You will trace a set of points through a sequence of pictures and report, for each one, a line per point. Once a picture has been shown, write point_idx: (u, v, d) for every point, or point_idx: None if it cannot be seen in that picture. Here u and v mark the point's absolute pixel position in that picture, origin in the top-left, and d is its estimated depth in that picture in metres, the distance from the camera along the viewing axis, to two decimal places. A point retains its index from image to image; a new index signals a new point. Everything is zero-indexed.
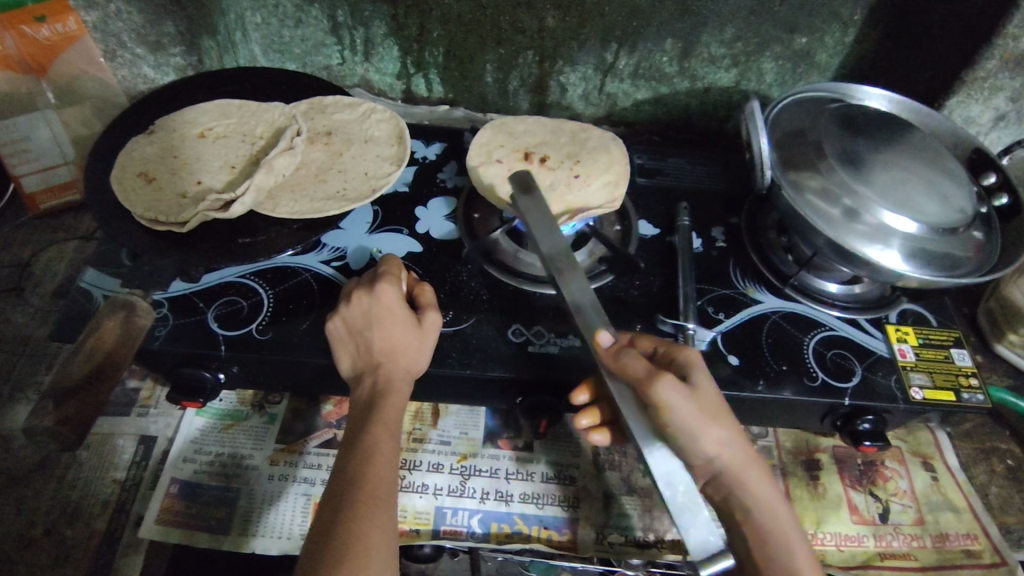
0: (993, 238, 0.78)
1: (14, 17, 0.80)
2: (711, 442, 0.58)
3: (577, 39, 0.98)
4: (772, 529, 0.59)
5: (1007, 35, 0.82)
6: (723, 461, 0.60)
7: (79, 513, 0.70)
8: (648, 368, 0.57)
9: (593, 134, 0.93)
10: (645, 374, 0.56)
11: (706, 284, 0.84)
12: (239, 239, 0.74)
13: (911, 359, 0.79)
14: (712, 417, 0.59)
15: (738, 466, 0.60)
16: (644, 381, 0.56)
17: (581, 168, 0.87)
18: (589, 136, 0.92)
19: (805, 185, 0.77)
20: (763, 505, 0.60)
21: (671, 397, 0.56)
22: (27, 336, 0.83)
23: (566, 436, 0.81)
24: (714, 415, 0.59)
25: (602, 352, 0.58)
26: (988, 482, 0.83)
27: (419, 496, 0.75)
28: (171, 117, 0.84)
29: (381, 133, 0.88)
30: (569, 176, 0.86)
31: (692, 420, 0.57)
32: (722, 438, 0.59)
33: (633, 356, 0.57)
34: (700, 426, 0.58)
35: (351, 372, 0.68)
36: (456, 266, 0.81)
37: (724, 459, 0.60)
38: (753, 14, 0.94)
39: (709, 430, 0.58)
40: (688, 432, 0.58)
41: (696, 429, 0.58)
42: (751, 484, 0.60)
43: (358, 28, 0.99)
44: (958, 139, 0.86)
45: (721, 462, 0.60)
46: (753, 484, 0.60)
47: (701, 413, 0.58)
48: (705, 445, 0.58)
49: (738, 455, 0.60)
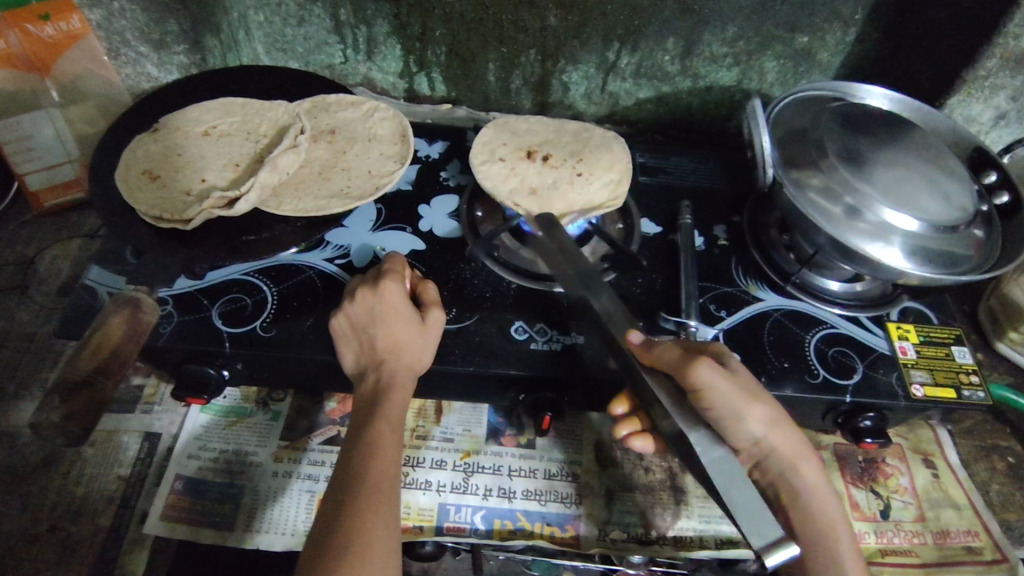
0: (994, 236, 0.78)
1: (19, 16, 0.80)
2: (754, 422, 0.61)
3: (579, 38, 0.99)
4: (813, 500, 0.63)
5: (1008, 34, 0.82)
6: (768, 440, 0.62)
7: (84, 509, 0.70)
8: (684, 356, 0.59)
9: (595, 134, 0.93)
10: (681, 363, 0.58)
11: (707, 282, 0.84)
12: (243, 237, 0.75)
13: (911, 356, 0.79)
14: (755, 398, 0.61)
15: (781, 444, 0.63)
16: (680, 370, 0.58)
17: (584, 167, 0.87)
18: (591, 136, 0.92)
19: (806, 183, 0.77)
20: (804, 479, 0.63)
21: (715, 382, 0.58)
22: (32, 334, 0.83)
23: (568, 433, 0.82)
24: (755, 397, 0.62)
25: (636, 349, 0.61)
26: (989, 479, 0.84)
27: (422, 493, 0.76)
28: (175, 115, 0.84)
29: (384, 131, 0.89)
30: (572, 174, 0.86)
31: (737, 403, 0.60)
32: (765, 418, 0.62)
33: (666, 346, 0.60)
34: (744, 408, 0.60)
35: (354, 369, 0.68)
36: (459, 264, 0.82)
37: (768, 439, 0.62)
38: (755, 13, 0.95)
39: (752, 411, 0.61)
40: (733, 414, 0.60)
41: (741, 411, 0.60)
42: (794, 460, 0.63)
43: (361, 26, 1.00)
44: (959, 137, 0.86)
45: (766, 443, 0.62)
46: (797, 461, 0.63)
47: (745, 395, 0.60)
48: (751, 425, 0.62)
49: (780, 434, 0.63)
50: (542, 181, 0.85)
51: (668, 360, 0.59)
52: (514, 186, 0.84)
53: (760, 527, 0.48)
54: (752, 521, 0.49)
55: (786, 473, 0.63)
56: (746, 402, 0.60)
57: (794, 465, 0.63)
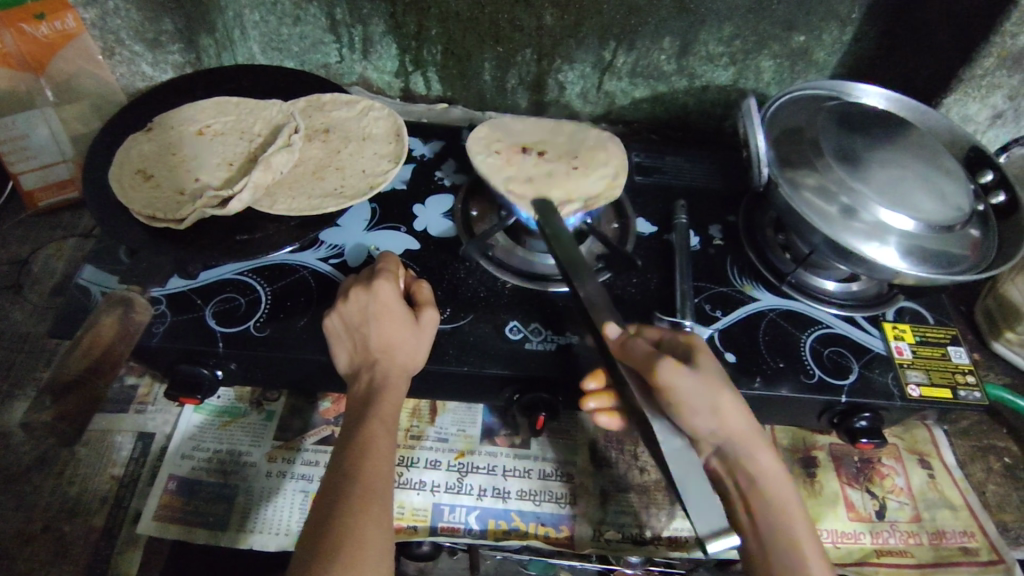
0: (990, 235, 0.78)
1: (14, 15, 0.80)
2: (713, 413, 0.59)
3: (575, 37, 0.98)
4: (774, 498, 0.59)
5: (1005, 33, 0.82)
6: (725, 432, 0.60)
7: (78, 509, 0.70)
8: (650, 351, 0.58)
9: (589, 131, 0.92)
10: (647, 357, 0.58)
11: (703, 282, 0.84)
12: (237, 236, 0.74)
13: (908, 356, 0.79)
14: (714, 390, 0.59)
15: (749, 445, 0.60)
16: (646, 364, 0.58)
17: (579, 163, 0.87)
18: (585, 134, 0.91)
19: (802, 183, 0.77)
20: (765, 474, 0.60)
21: (676, 377, 0.57)
22: (25, 333, 0.83)
23: (563, 433, 0.82)
24: (722, 398, 0.60)
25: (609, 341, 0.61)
26: (985, 480, 0.83)
27: (416, 493, 0.75)
28: (169, 115, 0.84)
29: (378, 130, 0.88)
30: (568, 170, 0.85)
31: (695, 395, 0.58)
32: (726, 409, 0.60)
33: (635, 341, 0.59)
34: (700, 399, 0.59)
35: (347, 368, 0.68)
36: (453, 264, 0.81)
37: (727, 431, 0.60)
38: (751, 12, 0.95)
39: (711, 403, 0.59)
40: (695, 410, 0.59)
41: (697, 402, 0.59)
42: (759, 459, 0.60)
43: (357, 26, 0.99)
44: (955, 137, 0.86)
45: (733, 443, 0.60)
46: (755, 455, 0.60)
47: (704, 388, 0.59)
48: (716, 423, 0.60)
49: (740, 427, 0.60)
50: (539, 176, 0.84)
51: (634, 353, 0.59)
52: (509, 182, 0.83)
53: (710, 518, 0.55)
54: (702, 509, 0.55)
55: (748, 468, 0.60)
56: (713, 402, 0.59)
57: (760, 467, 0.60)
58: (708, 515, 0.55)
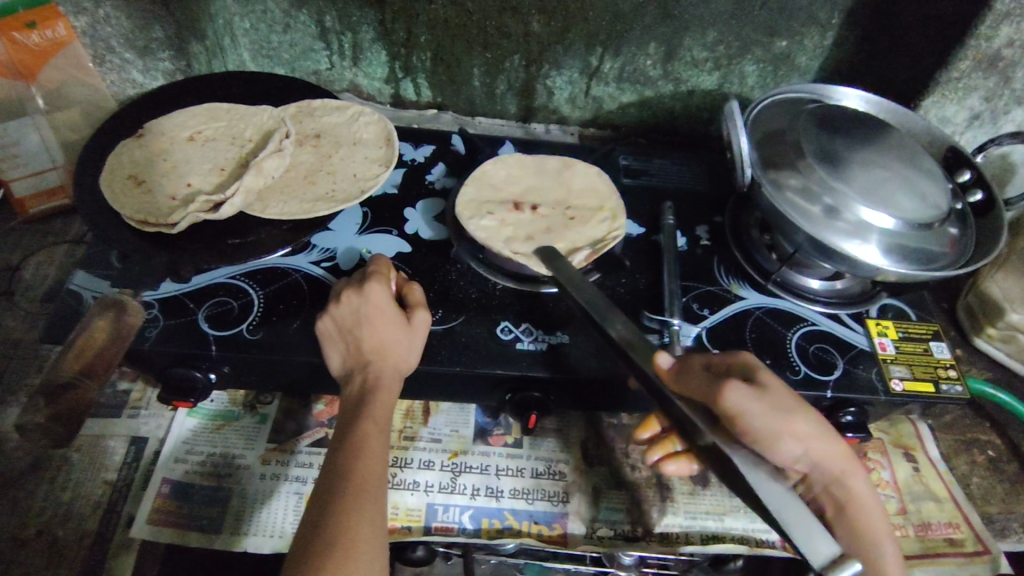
0: (968, 233, 0.80)
1: (6, 23, 0.81)
2: (794, 442, 0.60)
3: (562, 43, 1.00)
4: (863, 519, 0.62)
5: (979, 36, 0.85)
6: (809, 456, 0.61)
7: (71, 515, 0.70)
8: (716, 381, 0.58)
9: (578, 171, 0.92)
10: (713, 389, 0.58)
11: (690, 282, 0.85)
12: (228, 240, 0.77)
13: (891, 352, 0.80)
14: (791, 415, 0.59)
15: (829, 461, 0.62)
16: (715, 396, 0.58)
17: (574, 211, 0.86)
18: (575, 176, 0.91)
19: (785, 184, 0.79)
20: (853, 493, 0.63)
21: (745, 403, 0.57)
22: (17, 340, 0.83)
23: (555, 432, 0.82)
24: (798, 416, 0.60)
25: (664, 376, 0.58)
26: (969, 472, 0.85)
27: (410, 493, 0.76)
28: (161, 121, 0.84)
29: (369, 135, 0.89)
30: (564, 220, 0.85)
31: (772, 423, 0.58)
32: (808, 434, 0.60)
33: (692, 374, 0.59)
34: (781, 426, 0.58)
35: (340, 370, 0.68)
36: (445, 266, 0.82)
37: (809, 456, 0.61)
38: (734, 18, 0.97)
39: (792, 429, 0.59)
40: (772, 434, 0.58)
41: (777, 429, 0.58)
42: (840, 471, 0.63)
43: (347, 33, 1.01)
44: (933, 138, 0.88)
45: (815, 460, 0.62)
46: (840, 473, 0.62)
47: (781, 413, 0.58)
48: (790, 444, 0.60)
49: (825, 450, 0.61)
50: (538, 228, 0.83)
51: (696, 387, 0.59)
52: (510, 226, 0.83)
53: (818, 544, 0.46)
54: (810, 537, 0.47)
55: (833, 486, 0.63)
56: (788, 422, 0.59)
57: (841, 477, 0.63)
58: (818, 544, 0.46)
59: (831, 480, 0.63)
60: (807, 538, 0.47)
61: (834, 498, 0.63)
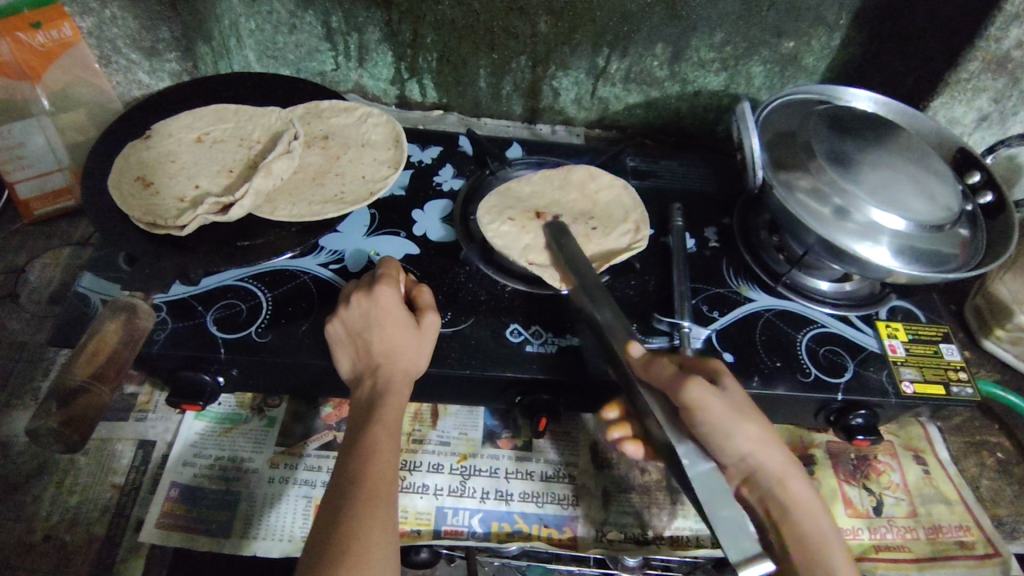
0: (978, 235, 0.80)
1: (12, 24, 0.81)
2: (745, 434, 0.59)
3: (569, 44, 1.00)
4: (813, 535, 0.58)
5: (990, 37, 0.84)
6: (756, 457, 0.60)
7: (79, 519, 0.69)
8: (678, 373, 0.58)
9: (602, 183, 0.89)
10: (673, 380, 0.58)
11: (699, 283, 0.85)
12: (238, 241, 0.75)
13: (901, 354, 0.80)
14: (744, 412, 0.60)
15: (777, 467, 0.60)
16: (674, 387, 0.58)
17: (597, 221, 0.85)
18: (600, 187, 0.89)
19: (795, 185, 0.79)
20: (797, 500, 0.59)
21: (702, 398, 0.57)
22: (23, 343, 0.83)
23: (564, 435, 0.82)
24: (748, 415, 0.60)
25: (636, 362, 0.61)
26: (979, 475, 0.85)
27: (419, 497, 0.76)
28: (168, 122, 0.84)
29: (378, 136, 0.89)
30: (587, 228, 0.84)
31: (725, 417, 0.58)
32: (753, 435, 0.59)
33: (659, 361, 0.59)
34: (731, 422, 0.58)
35: (350, 374, 0.68)
36: (453, 268, 0.82)
37: (757, 458, 0.60)
38: (742, 19, 0.97)
39: (740, 427, 0.58)
40: (722, 431, 0.58)
41: (727, 425, 0.58)
42: (785, 477, 0.60)
43: (353, 34, 1.00)
44: (943, 139, 0.88)
45: (763, 464, 0.60)
46: (786, 479, 0.60)
47: (733, 410, 0.59)
48: (735, 440, 0.59)
49: (770, 452, 0.60)
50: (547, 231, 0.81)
51: (660, 376, 0.58)
52: (528, 241, 0.82)
53: (742, 541, 0.50)
54: (731, 532, 0.51)
55: (778, 495, 0.59)
56: (736, 420, 0.58)
57: (785, 483, 0.60)
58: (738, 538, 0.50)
59: (777, 486, 0.60)
60: (731, 529, 0.51)
61: (781, 507, 0.59)
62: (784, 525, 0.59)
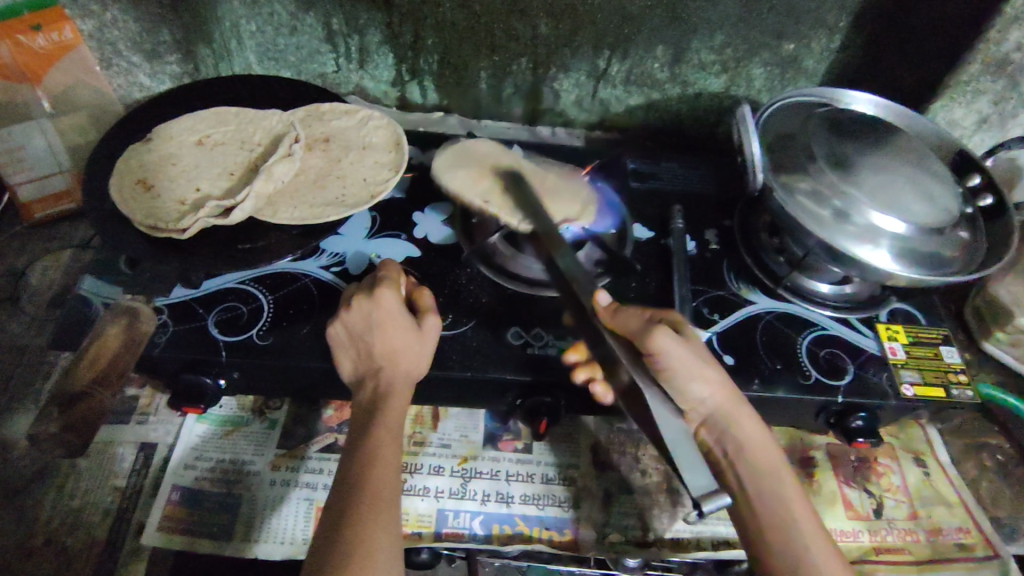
0: (979, 238, 0.80)
1: (11, 27, 0.80)
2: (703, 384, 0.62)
3: (569, 46, 1.00)
4: (769, 481, 0.61)
5: (990, 40, 0.85)
6: (711, 401, 0.63)
7: (80, 521, 0.70)
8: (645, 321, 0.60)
9: None
10: (642, 328, 0.59)
11: (700, 286, 0.85)
12: (239, 245, 0.74)
13: (901, 356, 0.80)
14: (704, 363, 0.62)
15: (731, 410, 0.63)
16: (642, 335, 0.59)
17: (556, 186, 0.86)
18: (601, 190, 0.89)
19: (796, 187, 0.79)
20: (751, 441, 0.62)
21: (667, 344, 0.59)
22: (24, 345, 0.83)
23: (565, 437, 0.82)
24: (704, 362, 0.62)
25: (602, 310, 0.62)
26: (979, 477, 0.85)
27: (420, 499, 0.76)
28: (169, 125, 0.84)
29: (379, 139, 0.89)
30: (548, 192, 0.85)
31: (688, 362, 0.60)
32: (711, 380, 0.62)
33: (628, 310, 0.61)
34: (692, 367, 0.61)
35: (352, 377, 0.68)
36: (454, 271, 0.82)
37: (713, 401, 0.63)
38: (741, 22, 0.97)
39: (698, 372, 0.61)
40: (682, 374, 0.61)
41: (689, 369, 0.61)
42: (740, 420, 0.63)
43: (354, 36, 1.00)
44: (943, 141, 0.88)
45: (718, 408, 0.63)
46: (740, 421, 0.63)
47: (695, 356, 0.61)
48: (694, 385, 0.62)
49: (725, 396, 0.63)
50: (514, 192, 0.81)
51: (629, 324, 0.60)
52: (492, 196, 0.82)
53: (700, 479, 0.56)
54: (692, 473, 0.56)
55: (736, 440, 0.62)
56: (699, 366, 0.61)
57: (739, 424, 0.63)
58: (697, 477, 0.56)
59: (732, 429, 0.62)
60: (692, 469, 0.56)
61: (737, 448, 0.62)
62: (740, 466, 0.62)
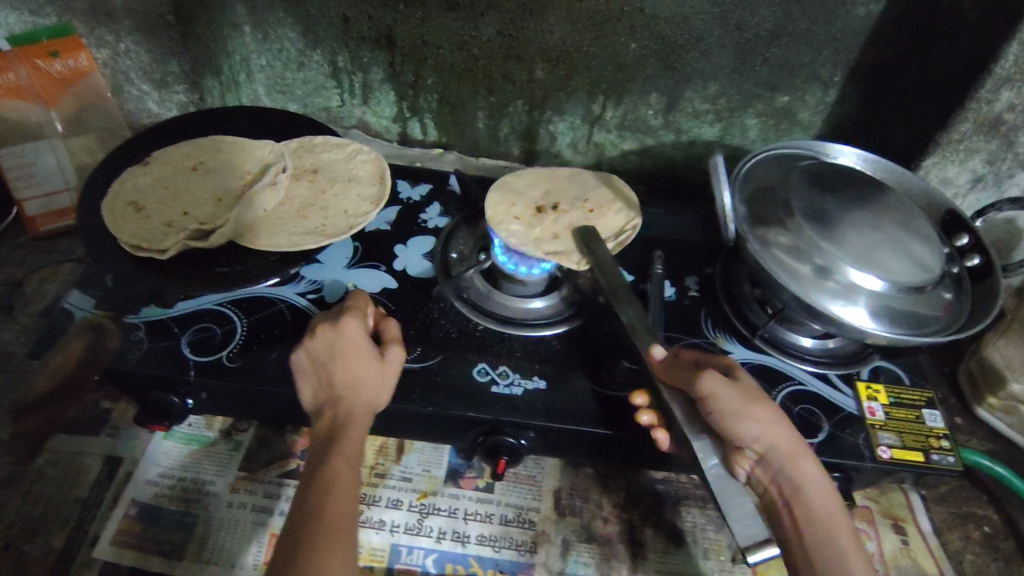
0: (963, 299, 0.78)
1: (29, 52, 0.87)
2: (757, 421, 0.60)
3: (564, 91, 1.02)
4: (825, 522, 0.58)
5: (980, 99, 0.84)
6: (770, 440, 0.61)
7: (39, 529, 0.71)
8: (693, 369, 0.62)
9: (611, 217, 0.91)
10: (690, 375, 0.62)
11: (674, 333, 0.85)
12: (217, 267, 0.76)
13: (880, 417, 0.78)
14: (753, 409, 0.61)
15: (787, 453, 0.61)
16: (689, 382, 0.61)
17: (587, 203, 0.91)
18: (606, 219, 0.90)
19: (773, 241, 0.78)
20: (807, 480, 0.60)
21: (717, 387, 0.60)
22: (10, 353, 0.85)
23: (528, 479, 0.81)
24: (760, 403, 0.62)
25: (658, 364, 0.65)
26: (963, 549, 0.81)
27: (375, 532, 0.75)
28: (167, 150, 0.88)
29: (364, 173, 0.91)
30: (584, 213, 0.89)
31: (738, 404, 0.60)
32: (765, 417, 0.61)
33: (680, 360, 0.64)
34: (743, 408, 0.61)
35: (312, 404, 0.69)
36: (428, 304, 0.83)
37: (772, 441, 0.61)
38: (735, 73, 0.98)
39: (752, 411, 0.60)
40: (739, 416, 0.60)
41: (739, 411, 0.60)
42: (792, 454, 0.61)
43: (357, 73, 1.04)
44: (931, 200, 0.87)
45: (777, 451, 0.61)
46: (796, 458, 0.61)
47: (745, 399, 0.61)
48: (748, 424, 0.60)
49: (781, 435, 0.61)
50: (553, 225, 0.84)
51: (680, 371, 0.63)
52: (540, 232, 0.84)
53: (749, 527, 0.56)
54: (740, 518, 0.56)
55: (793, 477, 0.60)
56: (749, 406, 0.61)
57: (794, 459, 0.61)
58: (748, 525, 0.56)
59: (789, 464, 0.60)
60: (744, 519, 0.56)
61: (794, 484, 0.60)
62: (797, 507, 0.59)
